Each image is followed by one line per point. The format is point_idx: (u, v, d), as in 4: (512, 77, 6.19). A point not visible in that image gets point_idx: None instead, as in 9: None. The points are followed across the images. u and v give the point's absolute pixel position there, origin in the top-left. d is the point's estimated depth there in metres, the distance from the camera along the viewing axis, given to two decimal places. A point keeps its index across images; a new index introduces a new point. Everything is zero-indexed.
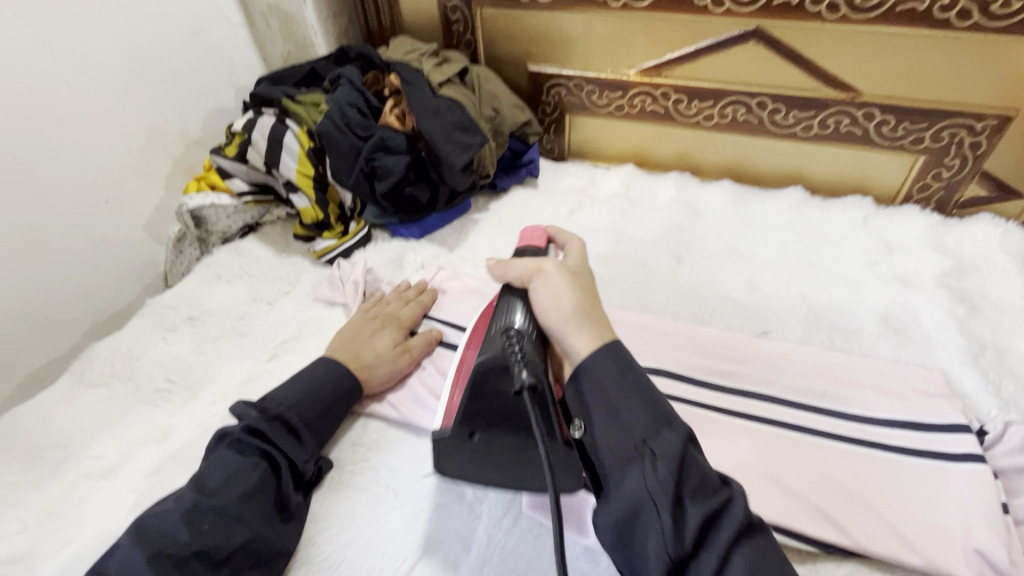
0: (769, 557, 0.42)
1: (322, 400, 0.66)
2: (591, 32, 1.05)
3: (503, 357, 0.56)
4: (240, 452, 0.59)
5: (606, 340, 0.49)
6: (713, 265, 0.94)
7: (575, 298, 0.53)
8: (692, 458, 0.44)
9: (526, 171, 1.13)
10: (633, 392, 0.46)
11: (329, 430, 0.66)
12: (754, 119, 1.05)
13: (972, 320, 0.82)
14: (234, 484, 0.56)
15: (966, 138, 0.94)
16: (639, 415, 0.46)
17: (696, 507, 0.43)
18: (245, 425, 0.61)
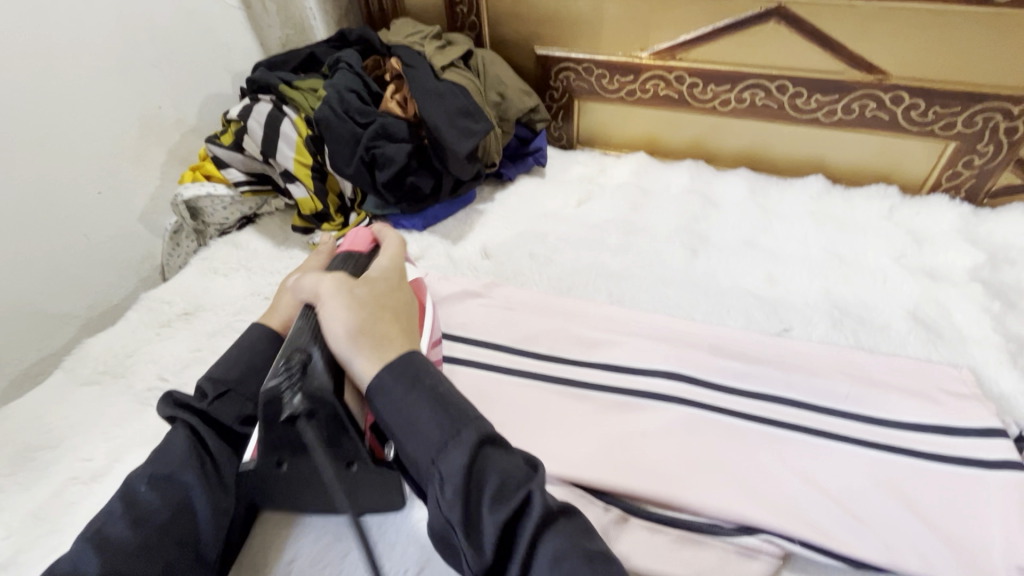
0: (567, 538, 0.43)
1: (246, 356, 0.59)
2: (603, 12, 1.00)
3: (283, 385, 0.48)
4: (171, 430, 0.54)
5: (390, 360, 0.49)
6: (730, 258, 0.89)
7: (353, 316, 0.51)
8: (444, 438, 0.45)
9: (533, 159, 1.08)
10: (382, 394, 0.47)
11: (253, 371, 0.59)
12: (773, 104, 0.99)
13: (1009, 316, 0.77)
14: (166, 455, 0.51)
15: (1001, 122, 0.89)
16: (401, 414, 0.46)
17: (495, 510, 0.42)
18: (162, 407, 0.55)
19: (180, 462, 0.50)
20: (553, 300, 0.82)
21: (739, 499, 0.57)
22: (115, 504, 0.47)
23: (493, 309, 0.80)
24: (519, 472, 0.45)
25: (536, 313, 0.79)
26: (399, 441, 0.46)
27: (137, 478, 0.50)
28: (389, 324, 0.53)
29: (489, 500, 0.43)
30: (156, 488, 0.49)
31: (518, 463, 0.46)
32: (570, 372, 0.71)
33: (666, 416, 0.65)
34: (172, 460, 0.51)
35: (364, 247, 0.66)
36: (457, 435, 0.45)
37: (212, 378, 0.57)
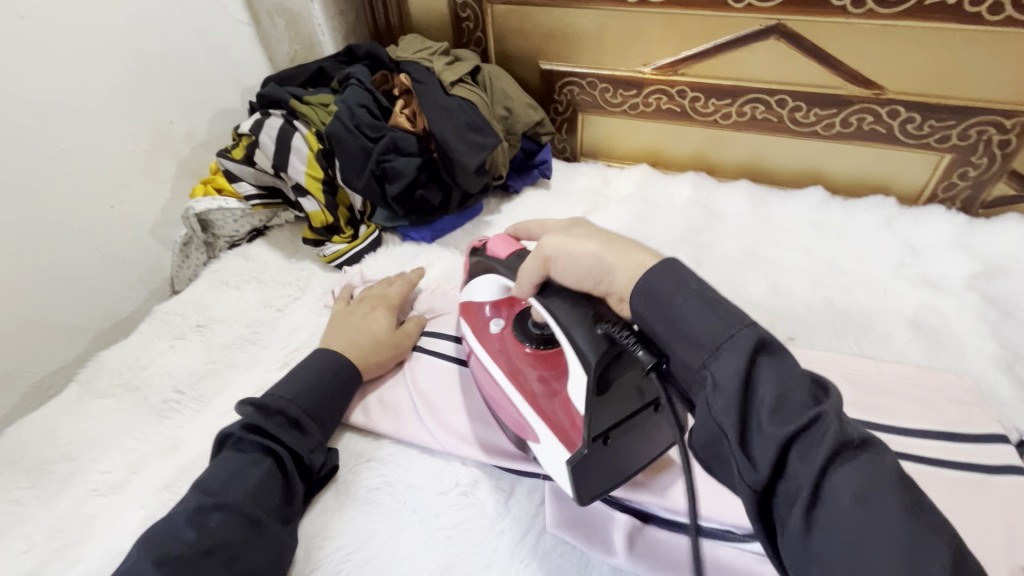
0: (864, 472, 0.34)
1: (323, 386, 0.65)
2: (607, 28, 1.02)
3: (617, 349, 0.45)
4: (240, 451, 0.57)
5: (655, 267, 0.43)
6: (733, 268, 0.91)
7: (599, 244, 0.48)
8: (769, 363, 0.38)
9: (539, 171, 1.10)
10: (648, 296, 0.43)
11: (330, 414, 0.65)
12: (773, 118, 1.02)
13: (1005, 324, 0.79)
14: (242, 481, 0.54)
15: (994, 135, 0.92)
16: (688, 316, 0.41)
17: (775, 426, 0.36)
18: (242, 424, 0.58)
19: (258, 492, 0.54)
20: None
21: None
22: (187, 529, 0.49)
23: None
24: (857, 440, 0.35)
25: None
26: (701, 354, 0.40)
27: (204, 505, 0.51)
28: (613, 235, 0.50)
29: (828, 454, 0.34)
30: (230, 518, 0.51)
31: (844, 412, 0.36)
32: None
33: None
34: (246, 490, 0.53)
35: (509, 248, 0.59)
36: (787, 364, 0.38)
37: (292, 401, 0.62)
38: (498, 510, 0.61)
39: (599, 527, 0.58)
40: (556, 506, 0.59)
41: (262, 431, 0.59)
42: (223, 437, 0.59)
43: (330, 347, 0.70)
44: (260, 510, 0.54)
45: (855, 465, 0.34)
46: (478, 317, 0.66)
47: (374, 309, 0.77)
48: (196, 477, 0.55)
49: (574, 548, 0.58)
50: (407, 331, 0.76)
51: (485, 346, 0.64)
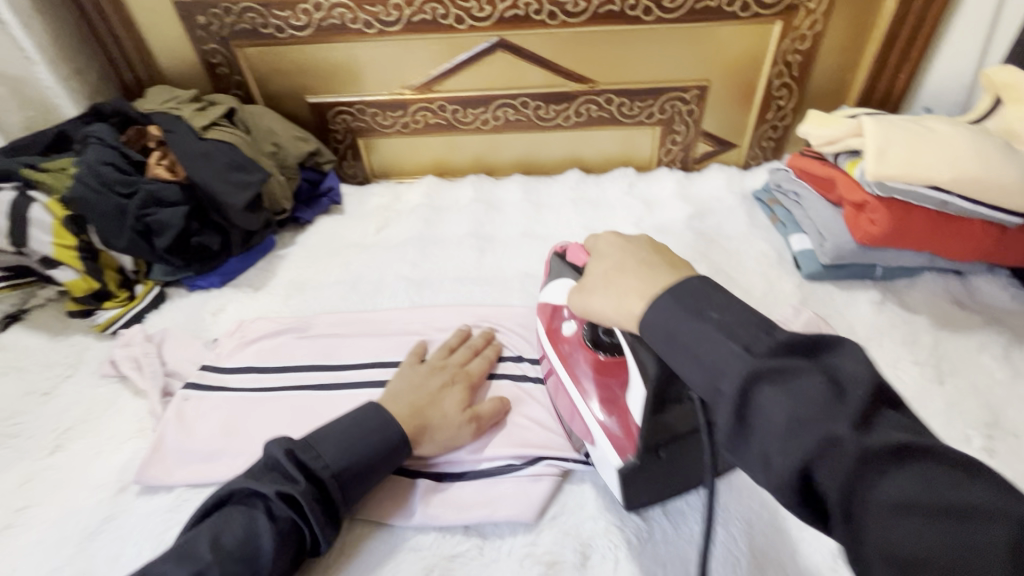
0: (914, 481, 0.33)
1: (369, 454, 0.60)
2: (359, 58, 1.10)
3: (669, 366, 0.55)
4: (270, 513, 0.54)
5: (677, 284, 0.47)
6: (512, 249, 1.03)
7: (603, 294, 0.54)
8: (659, 291, 0.47)
9: (327, 199, 1.14)
10: (653, 327, 0.47)
11: (371, 478, 0.60)
12: (523, 118, 1.18)
13: (712, 249, 1.01)
14: (260, 547, 0.52)
15: (683, 107, 1.16)
16: (694, 347, 0.44)
17: (785, 455, 0.37)
18: (277, 490, 0.54)
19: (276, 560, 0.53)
20: (357, 322, 0.89)
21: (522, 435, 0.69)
22: None
23: (311, 340, 0.86)
24: (937, 465, 0.34)
25: (346, 338, 0.86)
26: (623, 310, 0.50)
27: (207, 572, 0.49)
28: (660, 265, 0.52)
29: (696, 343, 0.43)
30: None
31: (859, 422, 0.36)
32: (380, 376, 0.79)
33: None
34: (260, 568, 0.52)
35: (582, 256, 0.72)
36: (674, 288, 0.47)
37: (334, 472, 0.58)
38: None
39: (403, 497, 0.64)
40: None
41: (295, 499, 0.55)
42: (255, 488, 0.55)
43: (391, 404, 0.65)
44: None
45: (908, 511, 0.33)
46: (554, 323, 0.72)
47: (453, 387, 0.70)
48: (211, 524, 0.53)
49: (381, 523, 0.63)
50: (480, 413, 0.68)
51: (558, 346, 0.70)
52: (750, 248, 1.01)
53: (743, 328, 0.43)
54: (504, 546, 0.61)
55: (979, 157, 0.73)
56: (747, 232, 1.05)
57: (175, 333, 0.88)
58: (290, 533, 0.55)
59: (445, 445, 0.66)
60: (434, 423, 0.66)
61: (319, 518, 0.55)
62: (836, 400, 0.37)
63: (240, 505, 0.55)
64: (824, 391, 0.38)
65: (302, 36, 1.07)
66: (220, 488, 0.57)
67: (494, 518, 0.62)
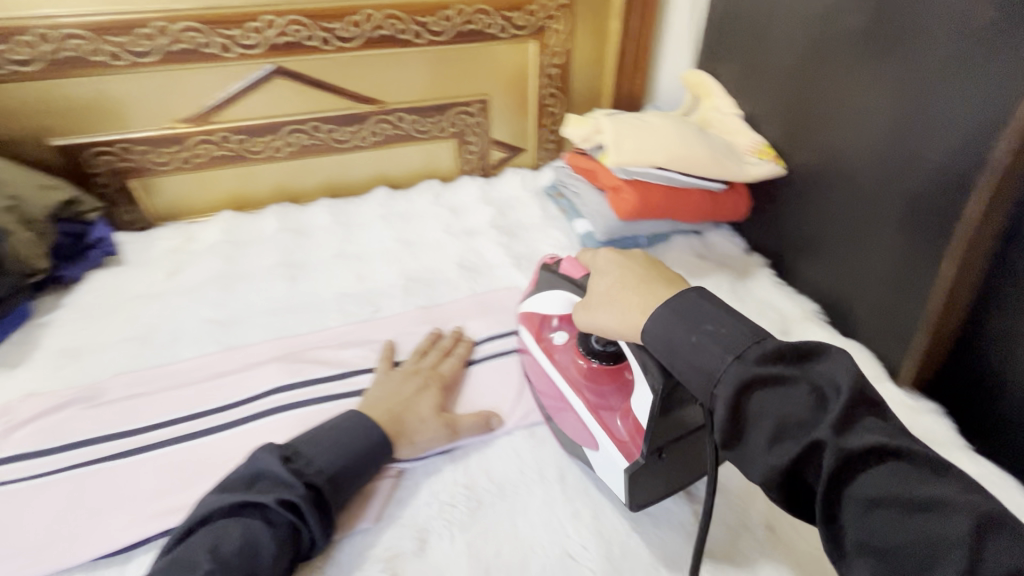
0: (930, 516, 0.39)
1: (360, 453, 0.62)
2: (111, 93, 1.00)
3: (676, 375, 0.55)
4: (269, 519, 0.54)
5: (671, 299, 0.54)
6: (325, 272, 1.03)
7: (608, 311, 0.59)
8: (722, 359, 0.48)
9: (100, 251, 1.01)
10: (655, 339, 0.53)
11: (362, 474, 0.63)
12: (318, 142, 1.17)
13: (514, 243, 1.12)
14: (258, 555, 0.52)
15: (470, 120, 1.27)
16: (691, 358, 0.50)
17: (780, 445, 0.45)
18: (276, 496, 0.54)
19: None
20: (154, 377, 0.81)
21: None
22: None
23: (98, 407, 0.76)
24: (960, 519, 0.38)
25: (145, 396, 0.78)
26: (681, 377, 0.52)
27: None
28: (657, 283, 0.59)
29: (769, 433, 0.45)
30: None
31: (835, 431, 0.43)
32: (188, 429, 0.73)
33: (289, 422, 0.73)
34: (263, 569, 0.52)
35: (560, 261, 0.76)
36: (739, 355, 0.48)
37: (328, 476, 0.59)
38: None
39: None
40: None
41: (294, 505, 0.56)
42: (248, 498, 0.55)
43: (369, 411, 0.68)
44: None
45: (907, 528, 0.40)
46: (544, 331, 0.76)
47: (428, 391, 0.74)
48: (208, 538, 0.52)
49: None
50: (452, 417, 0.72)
51: (549, 353, 0.74)
52: (545, 237, 1.14)
53: (829, 428, 0.43)
54: (344, 556, 0.61)
55: (680, 143, 0.96)
56: (541, 223, 1.19)
57: None
58: (287, 536, 0.55)
59: (419, 448, 0.69)
60: (411, 426, 0.69)
61: (318, 523, 0.56)
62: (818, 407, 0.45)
63: (238, 517, 0.54)
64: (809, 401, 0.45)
65: (29, 72, 0.94)
66: (206, 504, 0.55)
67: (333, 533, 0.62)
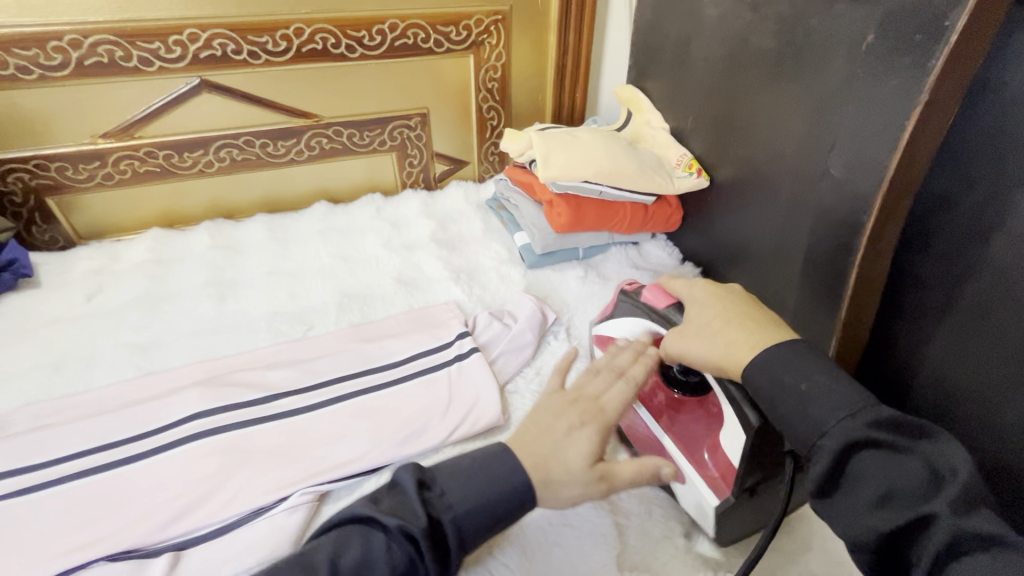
0: None
1: (496, 498, 0.53)
2: (22, 108, 0.95)
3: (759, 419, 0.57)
4: (390, 536, 0.50)
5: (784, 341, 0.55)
6: (258, 291, 1.00)
7: (705, 344, 0.60)
8: (833, 414, 0.48)
9: (11, 273, 0.96)
10: (755, 381, 0.54)
11: (496, 529, 0.53)
12: (251, 156, 1.15)
13: (455, 256, 1.12)
14: (372, 575, 0.47)
15: (411, 133, 1.26)
16: (796, 411, 0.50)
17: (882, 516, 0.44)
18: (399, 523, 0.49)
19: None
20: (65, 406, 0.77)
21: (279, 472, 0.69)
22: None
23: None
24: None
25: (52, 427, 0.74)
26: (780, 423, 0.52)
27: None
28: (765, 321, 0.59)
29: (869, 496, 0.45)
30: None
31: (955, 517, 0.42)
32: (97, 460, 0.70)
33: (207, 448, 0.71)
34: None
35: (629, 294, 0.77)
36: (852, 414, 0.48)
37: (455, 516, 0.52)
38: None
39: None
40: None
41: (413, 537, 0.49)
42: (372, 514, 0.50)
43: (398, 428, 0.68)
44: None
45: None
46: None
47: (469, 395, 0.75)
48: (331, 548, 0.49)
49: None
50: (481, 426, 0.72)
51: None
52: (486, 250, 1.15)
53: (945, 504, 0.42)
54: None
55: (607, 156, 0.98)
56: (482, 236, 1.19)
57: None
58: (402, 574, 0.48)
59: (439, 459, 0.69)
60: (556, 476, 0.56)
61: (434, 567, 0.48)
62: (933, 484, 0.43)
63: (371, 531, 0.50)
64: (922, 474, 0.44)
65: None
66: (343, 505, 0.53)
67: (247, 566, 0.60)
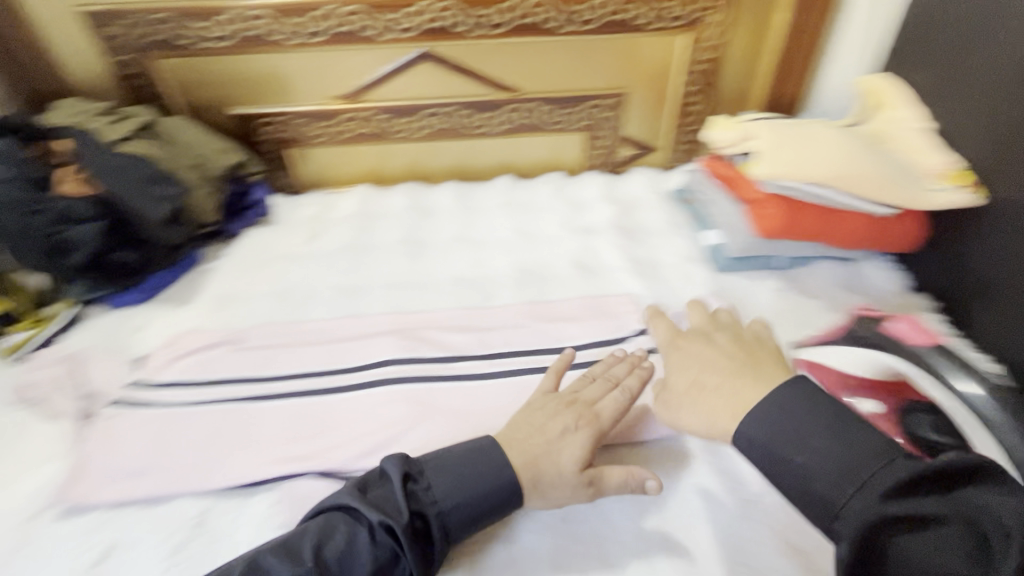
0: None
1: (484, 492, 0.61)
2: (282, 69, 1.10)
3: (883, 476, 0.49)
4: (298, 565, 0.54)
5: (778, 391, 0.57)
6: (445, 254, 1.06)
7: (727, 401, 0.60)
8: (868, 466, 0.49)
9: (256, 210, 1.13)
10: (767, 415, 0.56)
11: (481, 521, 0.61)
12: (452, 126, 1.21)
13: (634, 247, 1.06)
14: (352, 567, 0.55)
15: (604, 114, 1.22)
16: (835, 464, 0.50)
17: None
18: (382, 518, 0.56)
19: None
20: (289, 331, 0.89)
21: (456, 433, 0.72)
22: None
23: (240, 351, 0.85)
24: None
25: (279, 349, 0.85)
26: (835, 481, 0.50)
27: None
28: (749, 372, 0.61)
29: None
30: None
31: None
32: (310, 383, 0.79)
33: (395, 394, 0.77)
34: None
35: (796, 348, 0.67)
36: (884, 467, 0.48)
37: (440, 509, 0.59)
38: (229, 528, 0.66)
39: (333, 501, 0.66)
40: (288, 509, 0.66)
41: (395, 531, 0.57)
42: (355, 505, 0.58)
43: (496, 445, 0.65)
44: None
45: None
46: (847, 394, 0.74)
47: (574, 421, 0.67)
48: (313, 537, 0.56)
49: None
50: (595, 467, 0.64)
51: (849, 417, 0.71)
52: (669, 245, 1.07)
53: None
54: None
55: (854, 156, 0.86)
56: (665, 229, 1.12)
57: (93, 353, 0.85)
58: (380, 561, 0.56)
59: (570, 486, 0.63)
60: (546, 476, 0.62)
61: (413, 559, 0.56)
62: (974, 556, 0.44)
63: (268, 564, 0.54)
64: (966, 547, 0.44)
65: (222, 47, 1.06)
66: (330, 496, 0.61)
67: None
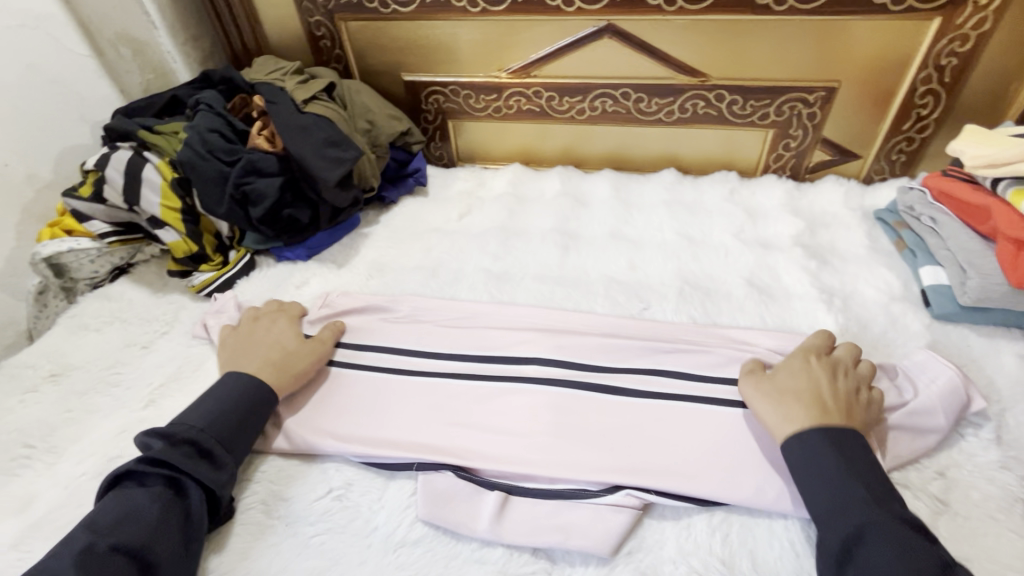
0: None
1: (228, 412, 0.67)
2: (458, 38, 1.07)
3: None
4: (141, 484, 0.59)
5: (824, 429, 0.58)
6: (599, 250, 0.98)
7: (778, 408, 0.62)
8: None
9: (414, 180, 1.13)
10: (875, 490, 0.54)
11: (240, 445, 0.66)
12: (622, 110, 1.10)
13: (824, 272, 0.90)
14: (134, 515, 0.56)
15: (804, 109, 1.04)
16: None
17: None
18: (138, 461, 0.59)
19: (142, 534, 0.55)
20: (437, 309, 0.87)
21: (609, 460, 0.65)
22: None
23: (391, 322, 0.84)
24: None
25: (426, 327, 0.84)
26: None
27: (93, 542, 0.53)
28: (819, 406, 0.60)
29: None
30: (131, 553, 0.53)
31: None
32: (455, 370, 0.76)
33: (542, 399, 0.71)
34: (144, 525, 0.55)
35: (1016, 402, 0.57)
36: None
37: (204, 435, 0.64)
38: (372, 508, 0.65)
39: (472, 505, 0.63)
40: (427, 501, 0.64)
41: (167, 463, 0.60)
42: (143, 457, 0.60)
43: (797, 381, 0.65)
44: (144, 556, 0.54)
45: None
46: None
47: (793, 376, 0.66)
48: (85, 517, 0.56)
49: (445, 532, 0.62)
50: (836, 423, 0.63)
51: None
52: (871, 276, 0.89)
53: None
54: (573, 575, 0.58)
55: None
56: (866, 256, 0.93)
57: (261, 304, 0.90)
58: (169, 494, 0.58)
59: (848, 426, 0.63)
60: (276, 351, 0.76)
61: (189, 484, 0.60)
62: None
63: (132, 485, 0.59)
64: None
65: (405, 11, 1.05)
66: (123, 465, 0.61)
67: (567, 545, 0.59)
